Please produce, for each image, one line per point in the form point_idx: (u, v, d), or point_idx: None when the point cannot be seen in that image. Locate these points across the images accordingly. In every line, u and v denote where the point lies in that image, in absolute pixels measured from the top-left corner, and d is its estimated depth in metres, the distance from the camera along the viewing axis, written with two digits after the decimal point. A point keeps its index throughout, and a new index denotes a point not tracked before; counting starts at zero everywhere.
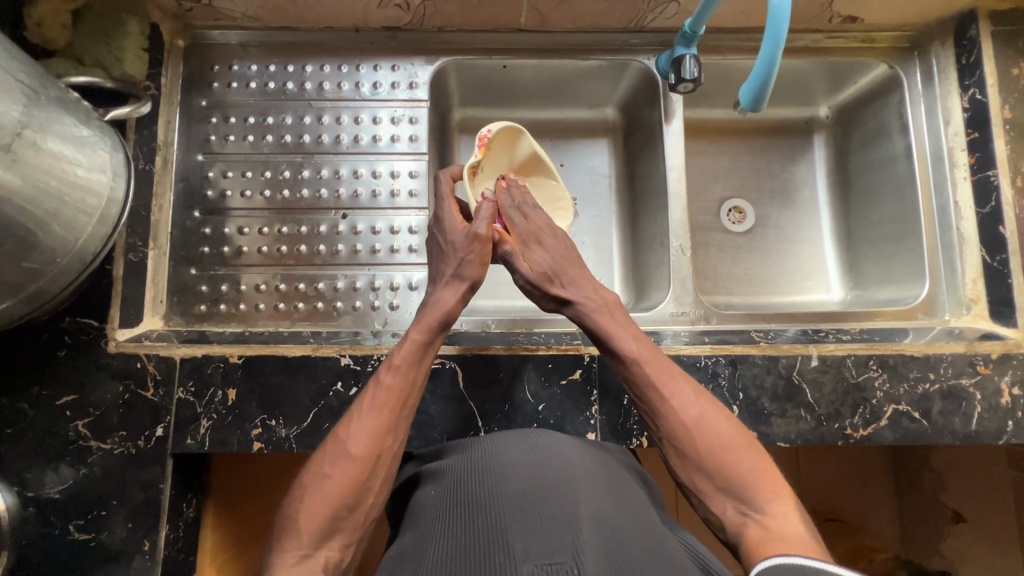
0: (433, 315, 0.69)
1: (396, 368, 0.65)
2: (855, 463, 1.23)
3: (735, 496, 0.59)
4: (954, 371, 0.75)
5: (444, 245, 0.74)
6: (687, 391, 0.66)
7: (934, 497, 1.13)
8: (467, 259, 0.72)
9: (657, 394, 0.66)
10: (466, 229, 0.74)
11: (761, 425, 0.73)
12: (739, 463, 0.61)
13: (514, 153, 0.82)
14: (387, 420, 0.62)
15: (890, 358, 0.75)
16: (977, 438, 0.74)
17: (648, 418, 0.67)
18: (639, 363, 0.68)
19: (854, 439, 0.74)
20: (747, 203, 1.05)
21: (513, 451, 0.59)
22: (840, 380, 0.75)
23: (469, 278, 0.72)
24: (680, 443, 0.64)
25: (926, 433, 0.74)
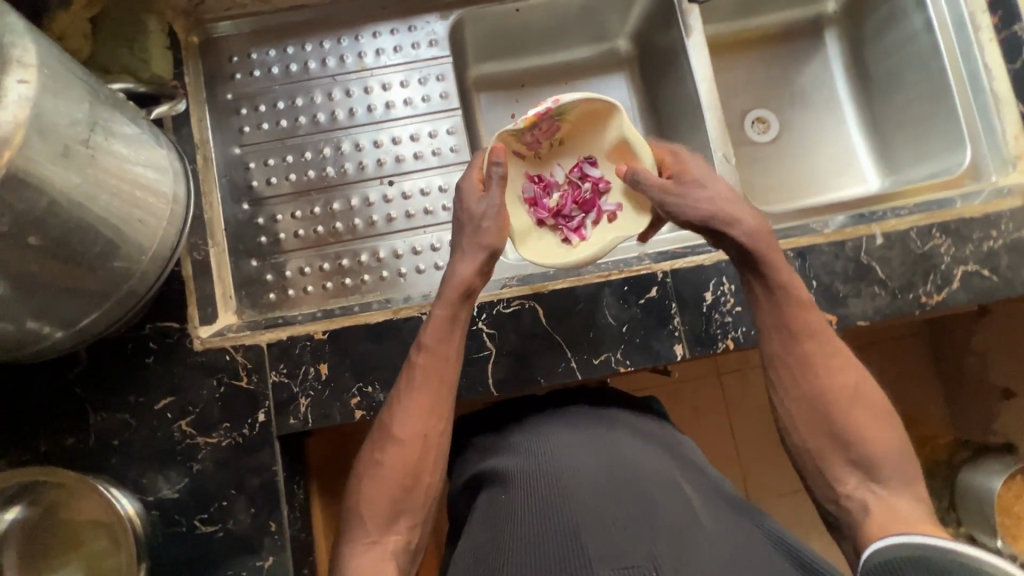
0: (452, 287, 0.62)
1: (426, 348, 0.62)
2: (898, 358, 1.26)
3: (865, 472, 0.57)
4: (1014, 225, 0.77)
5: (460, 215, 0.64)
6: (830, 362, 0.61)
7: (981, 379, 1.16)
8: (483, 225, 0.62)
9: (812, 354, 0.61)
10: (482, 195, 0.63)
11: (839, 308, 0.75)
12: (878, 435, 0.57)
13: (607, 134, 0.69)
14: (430, 402, 0.61)
15: (952, 223, 0.77)
16: None
17: (791, 375, 0.61)
18: (778, 332, 0.62)
19: (930, 306, 0.75)
20: (769, 112, 1.06)
21: (574, 454, 0.59)
22: (908, 253, 0.76)
23: (486, 246, 0.62)
24: (807, 412, 0.60)
25: (998, 288, 0.76)
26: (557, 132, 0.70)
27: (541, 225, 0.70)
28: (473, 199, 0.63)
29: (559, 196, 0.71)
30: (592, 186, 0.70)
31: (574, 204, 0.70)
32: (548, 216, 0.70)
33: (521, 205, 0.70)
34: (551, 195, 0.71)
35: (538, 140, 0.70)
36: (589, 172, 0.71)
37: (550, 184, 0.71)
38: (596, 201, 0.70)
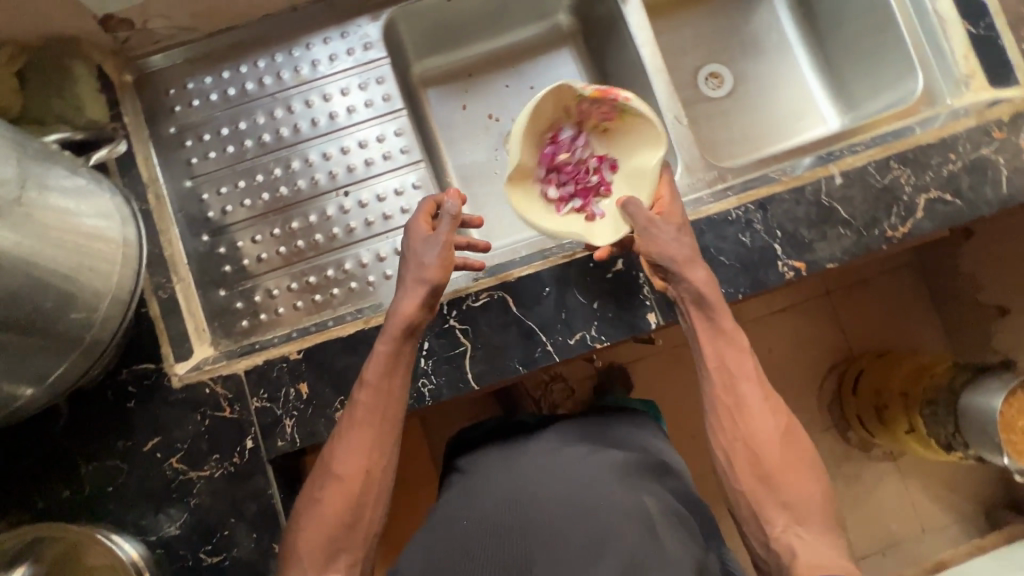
0: (396, 323, 0.65)
1: (368, 383, 0.64)
2: (893, 291, 1.33)
3: (791, 513, 0.58)
4: (972, 146, 0.76)
5: (405, 254, 0.68)
6: (761, 407, 0.63)
7: (975, 300, 1.22)
8: (425, 263, 0.65)
9: (744, 393, 0.64)
10: (428, 236, 0.67)
11: (807, 254, 0.75)
12: (800, 478, 0.60)
13: (638, 152, 0.73)
14: (372, 438, 0.62)
15: (909, 152, 0.76)
16: (1012, 200, 0.76)
17: (726, 413, 0.64)
18: (714, 370, 0.65)
19: (897, 239, 0.75)
20: (722, 66, 1.05)
21: (532, 486, 0.66)
22: (868, 189, 0.76)
23: (429, 282, 0.65)
24: (738, 453, 0.62)
25: (963, 211, 0.75)
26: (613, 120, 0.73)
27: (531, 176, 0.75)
28: (417, 240, 0.67)
29: (569, 168, 0.75)
30: (598, 182, 0.75)
31: (575, 182, 0.75)
32: (546, 173, 0.75)
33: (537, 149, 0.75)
34: (564, 169, 0.75)
35: (588, 114, 0.73)
36: (605, 171, 0.75)
37: (576, 147, 0.75)
38: (591, 196, 0.75)
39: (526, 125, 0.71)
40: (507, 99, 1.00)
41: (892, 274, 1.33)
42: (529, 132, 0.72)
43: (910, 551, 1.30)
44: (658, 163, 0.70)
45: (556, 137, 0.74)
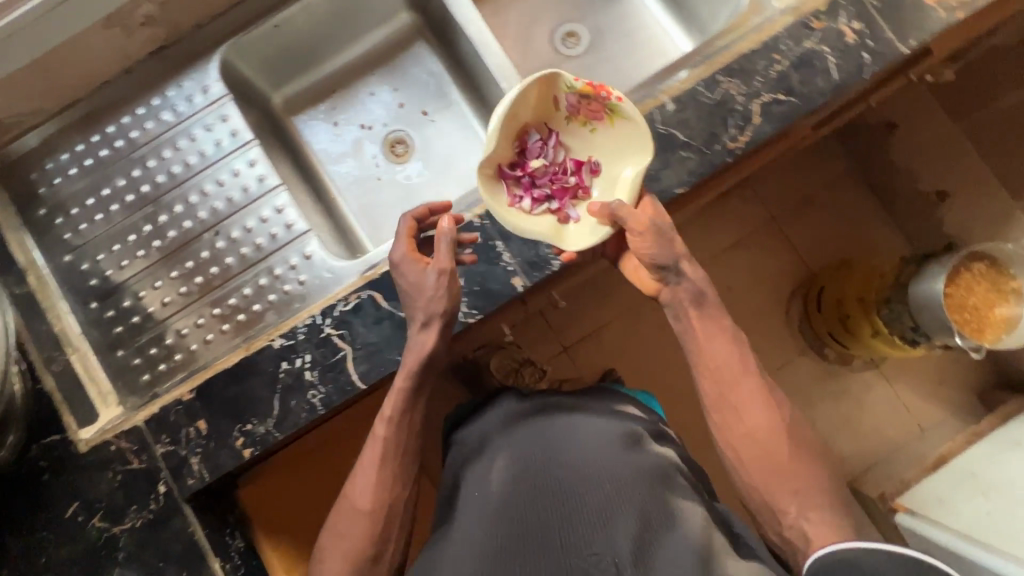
0: (413, 359, 0.71)
1: (388, 419, 0.73)
2: (840, 206, 1.32)
3: (798, 501, 0.68)
4: (795, 41, 0.77)
5: (408, 287, 0.70)
6: (754, 402, 0.71)
7: (916, 190, 1.22)
8: (435, 297, 0.69)
9: (739, 395, 0.72)
10: (430, 269, 0.69)
11: (655, 185, 0.76)
12: (801, 472, 0.69)
13: (622, 155, 0.73)
14: (387, 471, 0.73)
15: (733, 64, 0.77)
16: (844, 85, 0.76)
17: (729, 415, 0.72)
18: (709, 377, 0.73)
19: (739, 150, 0.76)
20: (577, 23, 1.06)
21: (533, 457, 0.71)
22: (701, 108, 0.76)
23: (438, 315, 0.69)
24: (745, 450, 0.71)
25: (798, 108, 0.76)
26: (596, 119, 0.73)
27: (504, 174, 0.73)
28: (420, 274, 0.70)
29: (546, 166, 0.74)
30: (575, 184, 0.74)
31: (549, 181, 0.74)
32: (521, 171, 0.73)
33: (514, 146, 0.74)
34: (542, 167, 0.73)
35: (575, 108, 0.73)
36: (583, 174, 0.74)
37: (547, 151, 0.74)
38: (566, 197, 0.74)
39: (506, 117, 0.70)
40: (373, 107, 1.04)
41: (833, 187, 1.32)
42: (510, 122, 0.71)
43: (885, 452, 1.29)
44: (640, 169, 0.70)
45: (535, 134, 0.74)
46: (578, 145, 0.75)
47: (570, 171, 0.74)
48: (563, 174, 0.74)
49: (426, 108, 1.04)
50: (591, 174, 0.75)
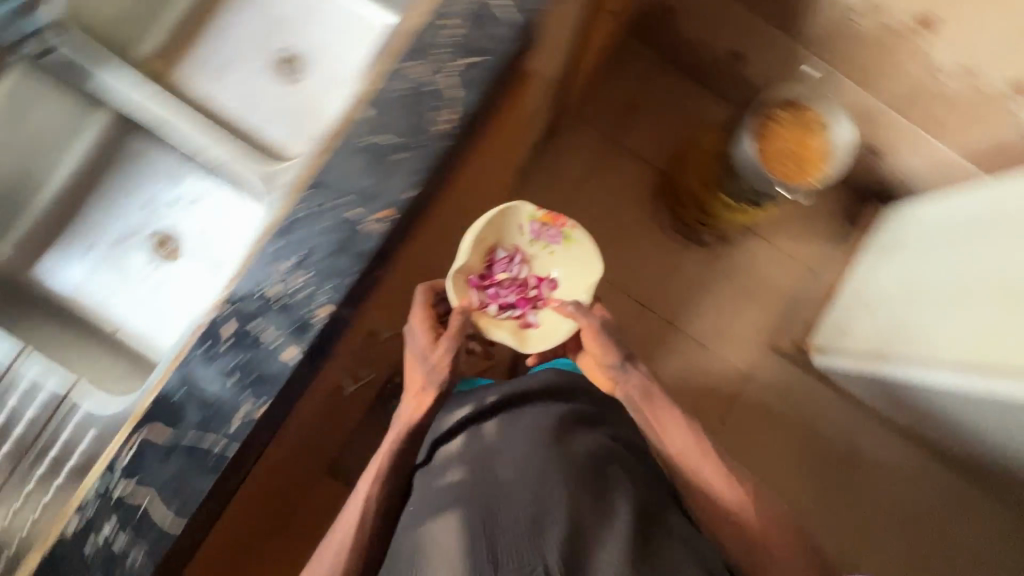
0: (405, 427, 0.96)
1: (375, 473, 0.93)
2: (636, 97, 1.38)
3: (736, 511, 0.92)
4: (460, 1, 0.73)
5: (418, 354, 0.98)
6: (704, 462, 0.96)
7: None
8: (434, 363, 0.96)
9: (668, 426, 0.99)
10: (433, 342, 0.97)
11: (385, 198, 0.71)
12: (721, 484, 0.93)
13: (586, 278, 1.07)
14: (365, 532, 0.89)
15: (410, 46, 0.72)
16: (525, 28, 0.74)
17: (661, 436, 0.98)
18: (638, 410, 1.00)
19: (451, 128, 0.72)
20: (291, 49, 1.03)
21: (475, 476, 0.84)
22: (397, 103, 0.72)
23: (434, 388, 0.96)
24: (682, 468, 0.95)
25: (491, 65, 0.73)
26: (555, 241, 1.09)
27: (473, 282, 1.04)
28: (426, 346, 0.98)
29: (509, 276, 1.08)
30: (536, 293, 1.08)
31: (525, 297, 1.07)
32: (488, 281, 1.06)
33: (482, 265, 1.07)
34: (508, 279, 1.07)
35: (536, 233, 1.09)
36: (545, 288, 1.08)
37: (512, 268, 1.08)
38: (524, 298, 1.07)
39: (473, 242, 1.03)
40: (123, 215, 1.01)
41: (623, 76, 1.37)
42: (480, 244, 1.06)
43: None
44: (596, 278, 1.06)
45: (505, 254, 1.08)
46: (544, 266, 1.09)
47: (532, 283, 1.08)
48: (528, 287, 1.08)
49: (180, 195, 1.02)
50: (556, 284, 1.09)
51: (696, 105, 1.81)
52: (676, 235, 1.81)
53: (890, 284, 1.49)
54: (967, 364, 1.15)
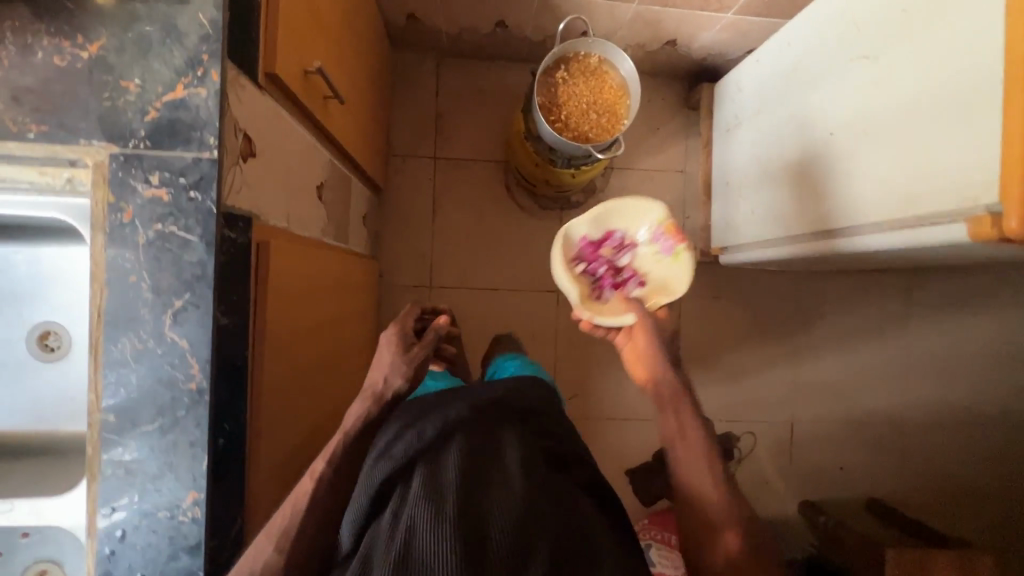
0: (346, 427, 0.80)
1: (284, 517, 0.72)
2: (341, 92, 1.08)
3: (732, 536, 0.75)
4: (127, 251, 0.63)
5: (377, 361, 0.89)
6: (707, 470, 0.81)
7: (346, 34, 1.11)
8: (398, 367, 0.87)
9: (680, 427, 0.85)
10: (403, 352, 0.90)
11: (183, 484, 0.65)
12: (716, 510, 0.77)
13: (665, 300, 0.97)
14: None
15: (107, 327, 0.63)
16: (210, 236, 0.65)
17: (676, 436, 0.84)
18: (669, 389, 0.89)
19: (203, 379, 0.65)
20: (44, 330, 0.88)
21: (480, 470, 0.74)
22: (132, 388, 0.64)
23: (389, 382, 0.85)
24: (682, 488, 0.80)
25: (201, 294, 0.65)
26: (669, 252, 0.97)
27: (580, 241, 0.98)
28: (389, 354, 0.90)
29: (610, 256, 0.99)
30: (624, 279, 0.99)
31: (614, 274, 0.99)
32: (592, 246, 0.99)
33: (603, 228, 0.98)
34: (606, 260, 0.99)
35: (662, 238, 0.97)
36: (630, 285, 0.99)
37: (623, 251, 0.99)
38: (609, 284, 0.99)
39: (603, 211, 0.97)
40: None
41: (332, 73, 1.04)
42: (618, 215, 0.98)
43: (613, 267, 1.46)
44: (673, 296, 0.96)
45: (618, 236, 0.99)
46: (654, 279, 0.98)
47: (629, 272, 0.99)
48: (620, 273, 0.99)
49: (26, 527, 0.86)
50: (636, 288, 0.99)
51: (495, 81, 1.72)
52: (549, 209, 1.75)
53: (746, 161, 1.47)
54: (828, 222, 1.15)
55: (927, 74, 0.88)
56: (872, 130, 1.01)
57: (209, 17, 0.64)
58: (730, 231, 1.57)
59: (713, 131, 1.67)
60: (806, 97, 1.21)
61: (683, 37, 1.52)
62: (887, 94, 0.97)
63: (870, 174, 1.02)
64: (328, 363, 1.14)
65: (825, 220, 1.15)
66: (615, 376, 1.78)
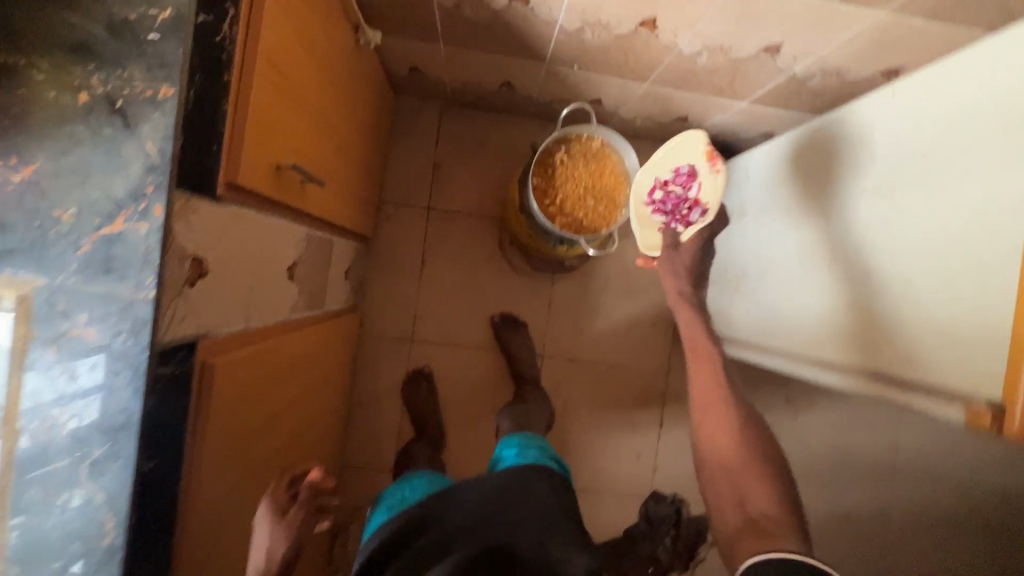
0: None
1: None
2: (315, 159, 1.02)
3: (736, 485, 0.83)
4: (48, 394, 0.59)
5: (260, 527, 0.82)
6: (748, 466, 0.85)
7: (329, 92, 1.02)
8: (284, 538, 0.82)
9: (704, 413, 0.94)
10: (285, 520, 0.82)
11: None
12: (732, 461, 0.86)
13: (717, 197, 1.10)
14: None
15: (19, 474, 0.59)
16: (138, 384, 0.59)
17: (702, 433, 0.93)
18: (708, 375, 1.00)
19: (120, 535, 0.60)
20: None
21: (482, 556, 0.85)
22: (42, 540, 0.60)
23: (279, 552, 0.82)
24: (718, 468, 0.87)
25: (124, 444, 0.60)
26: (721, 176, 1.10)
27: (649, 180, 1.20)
28: (268, 520, 0.82)
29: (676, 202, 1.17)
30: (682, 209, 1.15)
31: (678, 207, 1.14)
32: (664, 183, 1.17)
33: (668, 169, 1.16)
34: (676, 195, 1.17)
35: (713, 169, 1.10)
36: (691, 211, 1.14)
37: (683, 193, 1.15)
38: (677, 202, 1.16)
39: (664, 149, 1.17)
40: None
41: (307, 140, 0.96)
42: (671, 158, 1.16)
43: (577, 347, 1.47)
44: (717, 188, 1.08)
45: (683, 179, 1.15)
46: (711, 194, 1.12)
47: (693, 204, 1.14)
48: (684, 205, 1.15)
49: None
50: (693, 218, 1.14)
51: (497, 135, 1.66)
52: (543, 272, 1.69)
53: (745, 258, 1.41)
54: (817, 351, 1.08)
55: (934, 233, 0.83)
56: (871, 270, 0.95)
57: (157, 146, 0.58)
58: (724, 320, 1.50)
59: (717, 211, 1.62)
60: (806, 211, 1.15)
61: (694, 116, 1.46)
62: (888, 239, 0.92)
63: (866, 317, 0.95)
64: (291, 446, 1.09)
65: (815, 349, 1.09)
66: (595, 448, 1.73)
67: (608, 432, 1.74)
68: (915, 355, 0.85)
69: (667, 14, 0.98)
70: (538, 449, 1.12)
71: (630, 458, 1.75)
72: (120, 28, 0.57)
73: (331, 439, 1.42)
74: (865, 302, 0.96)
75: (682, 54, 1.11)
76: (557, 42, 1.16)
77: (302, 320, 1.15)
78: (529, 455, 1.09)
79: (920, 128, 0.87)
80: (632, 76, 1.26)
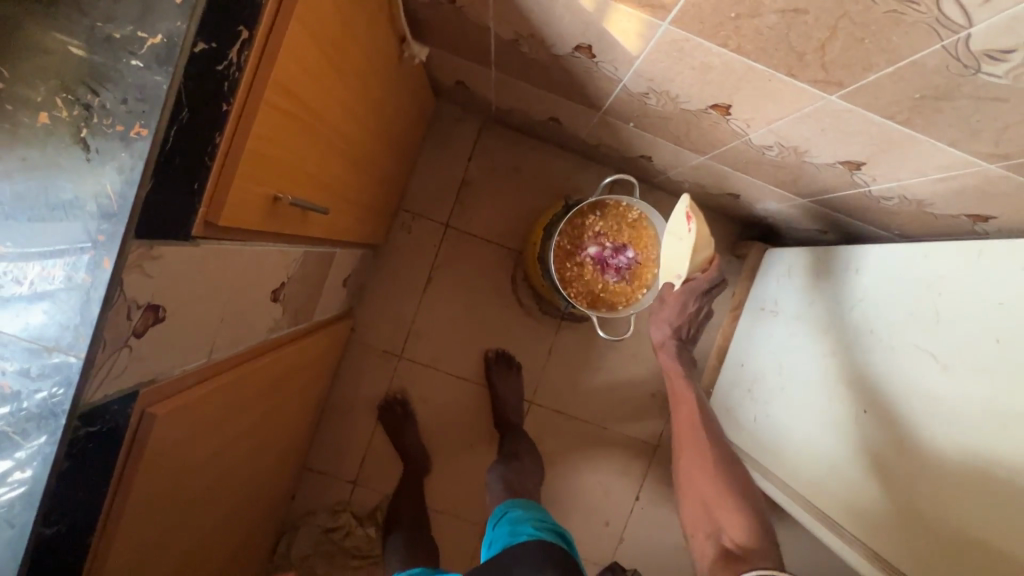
0: None
1: None
2: (328, 183, 0.92)
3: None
4: None
5: None
6: (726, 508, 0.91)
7: (356, 109, 0.93)
8: None
9: (684, 456, 1.03)
10: None
11: None
12: (719, 510, 0.91)
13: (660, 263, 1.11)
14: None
15: None
16: (48, 445, 0.53)
17: (685, 474, 1.01)
18: (688, 433, 1.06)
19: None
20: None
21: None
22: None
23: None
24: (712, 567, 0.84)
25: (20, 502, 0.54)
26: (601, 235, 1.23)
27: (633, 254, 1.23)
28: None
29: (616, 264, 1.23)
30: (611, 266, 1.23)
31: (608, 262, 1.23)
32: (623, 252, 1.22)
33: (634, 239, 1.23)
34: (618, 261, 1.22)
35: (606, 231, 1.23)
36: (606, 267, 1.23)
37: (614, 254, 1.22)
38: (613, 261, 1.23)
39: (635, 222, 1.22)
40: None
41: (323, 164, 0.87)
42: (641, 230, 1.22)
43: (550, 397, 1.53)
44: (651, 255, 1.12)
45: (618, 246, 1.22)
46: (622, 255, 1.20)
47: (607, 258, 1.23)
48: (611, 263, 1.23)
49: None
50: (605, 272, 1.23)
51: (535, 164, 1.56)
52: (548, 315, 1.61)
53: (766, 360, 1.29)
54: (837, 509, 0.98)
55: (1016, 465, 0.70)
56: (923, 458, 0.84)
57: (116, 191, 0.50)
58: (723, 415, 1.41)
59: (749, 297, 1.50)
60: (833, 347, 1.07)
61: (747, 197, 1.34)
62: (948, 432, 0.80)
63: (908, 507, 0.85)
64: (244, 468, 1.04)
65: (835, 505, 0.99)
66: (563, 509, 1.63)
67: (581, 495, 1.64)
68: (937, 560, 0.80)
69: (743, 105, 0.86)
70: (531, 526, 0.89)
71: (597, 526, 1.65)
72: (100, 45, 0.50)
73: (292, 451, 1.34)
74: (910, 490, 0.85)
75: (750, 142, 0.99)
76: (616, 98, 1.05)
77: (278, 340, 1.06)
78: (516, 534, 0.87)
79: (980, 315, 0.79)
80: (690, 147, 1.15)
